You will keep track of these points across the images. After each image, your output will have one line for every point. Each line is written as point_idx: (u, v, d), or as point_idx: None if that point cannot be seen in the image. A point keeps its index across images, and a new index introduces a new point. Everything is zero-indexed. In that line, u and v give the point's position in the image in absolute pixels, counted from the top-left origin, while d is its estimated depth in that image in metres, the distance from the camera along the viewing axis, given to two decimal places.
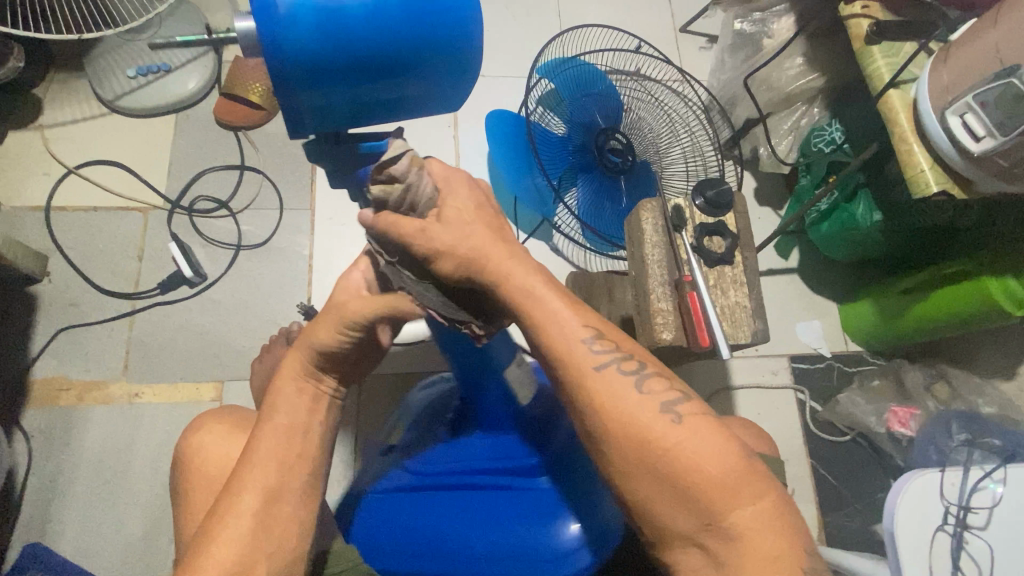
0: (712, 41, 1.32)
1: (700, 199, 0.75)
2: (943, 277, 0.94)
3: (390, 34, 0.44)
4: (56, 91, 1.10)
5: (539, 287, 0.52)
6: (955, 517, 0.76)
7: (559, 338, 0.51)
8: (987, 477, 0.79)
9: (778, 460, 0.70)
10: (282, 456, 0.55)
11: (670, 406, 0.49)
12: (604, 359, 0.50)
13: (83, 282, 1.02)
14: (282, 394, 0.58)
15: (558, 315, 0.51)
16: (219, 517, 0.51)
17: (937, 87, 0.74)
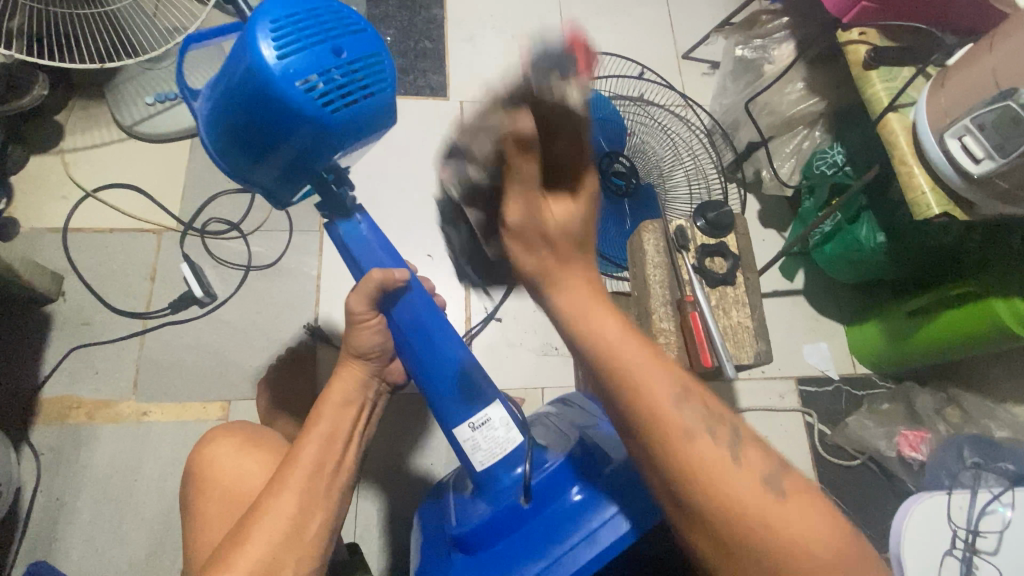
0: (714, 67, 1.34)
1: (702, 220, 0.76)
2: (952, 299, 0.93)
3: (249, 114, 0.51)
4: (76, 117, 1.14)
5: (611, 335, 0.47)
6: (963, 540, 0.79)
7: (644, 398, 0.45)
8: (995, 500, 0.80)
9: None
10: (322, 459, 0.60)
11: (768, 481, 0.44)
12: (690, 423, 0.45)
13: (96, 301, 1.04)
14: (327, 406, 0.65)
15: (644, 382, 0.45)
16: (247, 526, 0.54)
17: (936, 111, 0.75)
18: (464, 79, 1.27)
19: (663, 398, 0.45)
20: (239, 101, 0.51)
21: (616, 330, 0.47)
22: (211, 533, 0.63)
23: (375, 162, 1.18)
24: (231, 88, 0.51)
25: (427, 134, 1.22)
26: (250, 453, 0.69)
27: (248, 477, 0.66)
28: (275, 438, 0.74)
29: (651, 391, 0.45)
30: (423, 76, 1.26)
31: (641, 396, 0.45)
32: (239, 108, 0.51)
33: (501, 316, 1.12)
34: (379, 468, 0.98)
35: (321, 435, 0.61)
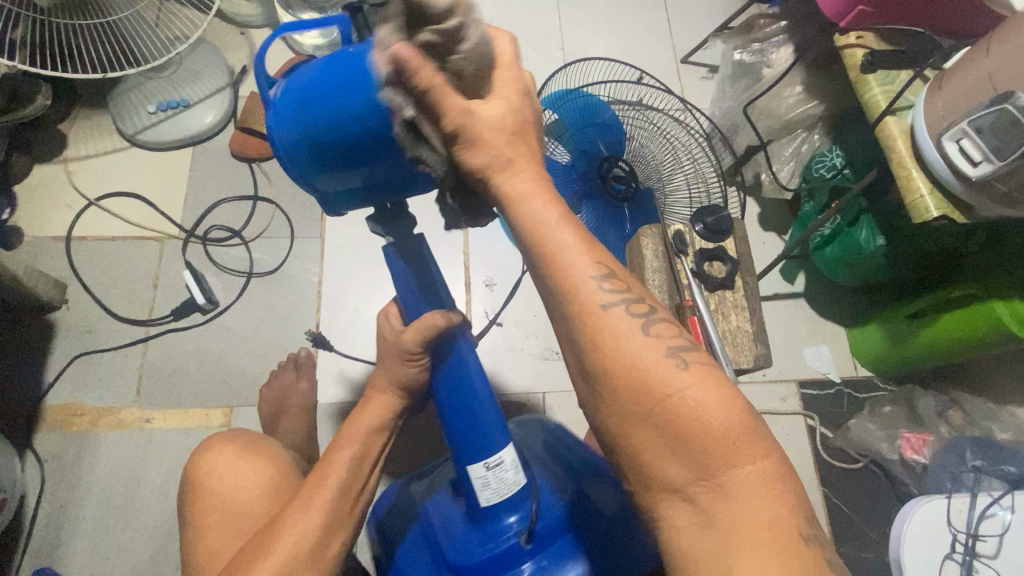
0: (713, 70, 1.35)
1: (700, 225, 0.76)
2: (952, 301, 0.93)
3: (331, 134, 0.45)
4: (79, 127, 1.15)
5: (549, 213, 0.44)
6: (963, 544, 0.79)
7: (562, 273, 0.43)
8: (995, 503, 0.80)
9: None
10: (348, 483, 0.60)
11: (675, 351, 0.43)
12: (611, 297, 0.43)
13: (99, 309, 1.04)
14: (359, 424, 0.65)
15: (563, 253, 0.43)
16: (272, 539, 0.54)
17: (933, 115, 0.75)
18: None
19: (580, 275, 0.43)
20: (323, 116, 0.45)
21: (571, 232, 0.44)
22: (208, 545, 0.63)
23: None
24: (317, 104, 0.45)
25: None
26: (249, 460, 0.69)
27: (246, 486, 0.66)
28: (272, 445, 0.74)
29: (567, 265, 0.43)
30: None
31: (558, 277, 0.44)
32: (323, 126, 0.45)
33: (502, 321, 1.12)
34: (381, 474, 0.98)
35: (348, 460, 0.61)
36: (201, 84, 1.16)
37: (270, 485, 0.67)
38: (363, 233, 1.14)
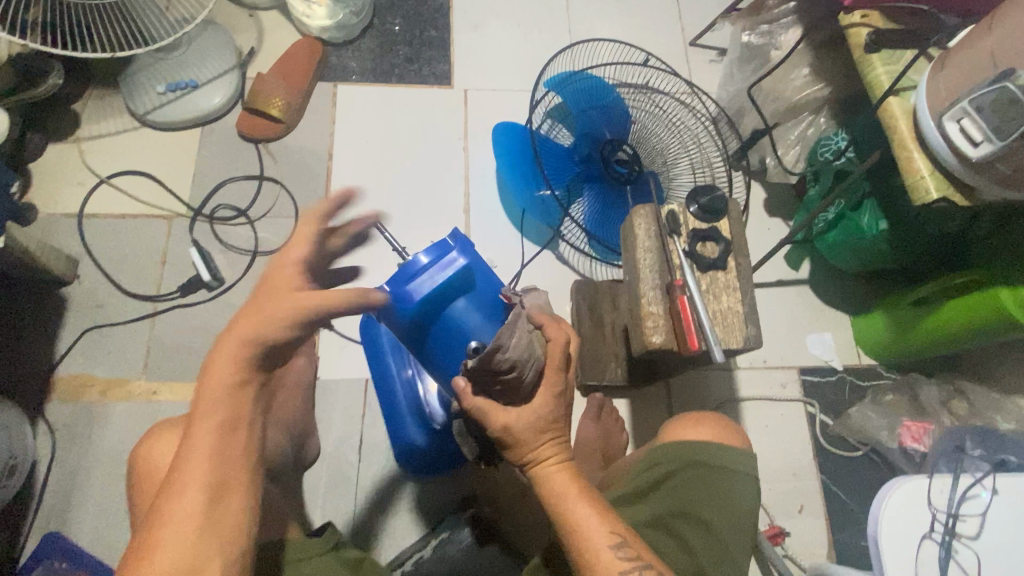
0: (722, 54, 1.33)
1: (695, 205, 0.75)
2: (955, 288, 0.92)
3: (425, 347, 0.69)
4: (92, 106, 1.17)
5: (567, 496, 0.59)
6: (943, 524, 0.67)
7: (587, 548, 0.57)
8: (977, 483, 0.69)
9: (747, 452, 0.70)
10: (227, 437, 0.54)
11: None
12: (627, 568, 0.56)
13: (109, 285, 1.07)
14: (211, 387, 0.53)
15: (588, 532, 0.57)
16: (155, 525, 0.51)
17: (935, 95, 0.73)
18: (468, 66, 1.28)
19: (602, 549, 0.56)
20: (433, 341, 0.68)
21: (588, 506, 0.58)
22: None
23: (378, 150, 1.20)
24: (434, 333, 0.67)
25: (430, 122, 1.23)
26: (181, 442, 0.66)
27: (179, 465, 0.64)
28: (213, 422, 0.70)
29: (591, 540, 0.57)
30: (428, 65, 1.27)
31: (585, 547, 0.57)
32: (426, 342, 0.68)
33: None
34: (381, 451, 1.00)
35: (211, 439, 0.53)
36: (209, 65, 1.18)
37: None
38: (366, 215, 1.15)
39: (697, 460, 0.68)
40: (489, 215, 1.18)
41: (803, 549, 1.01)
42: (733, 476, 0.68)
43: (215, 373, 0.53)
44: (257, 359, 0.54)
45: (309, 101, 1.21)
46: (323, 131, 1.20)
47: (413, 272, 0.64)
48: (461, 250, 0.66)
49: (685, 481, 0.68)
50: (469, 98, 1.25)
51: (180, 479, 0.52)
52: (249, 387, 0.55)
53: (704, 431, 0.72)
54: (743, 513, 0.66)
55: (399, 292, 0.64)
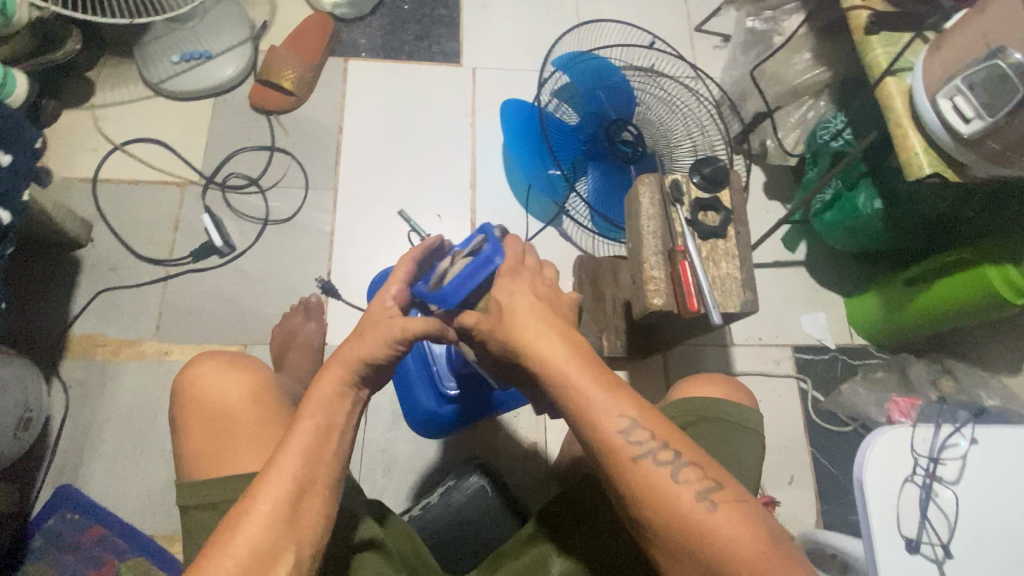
0: (726, 39, 1.36)
1: (698, 176, 0.79)
2: (947, 266, 0.95)
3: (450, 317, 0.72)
4: (107, 74, 1.19)
5: (571, 380, 0.55)
6: (924, 468, 0.60)
7: (598, 430, 0.53)
8: (956, 432, 0.63)
9: (755, 411, 0.73)
10: (311, 464, 0.54)
11: (705, 495, 0.51)
12: (640, 449, 0.52)
13: (122, 248, 1.10)
14: (321, 389, 0.57)
15: (594, 410, 0.53)
16: (242, 513, 0.51)
17: (931, 74, 0.76)
18: (477, 45, 1.30)
19: (610, 432, 0.53)
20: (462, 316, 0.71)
21: (595, 385, 0.54)
22: (210, 459, 0.62)
23: (388, 124, 1.22)
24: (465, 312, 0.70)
25: (438, 98, 1.25)
26: (231, 376, 0.67)
27: (226, 399, 0.64)
28: (258, 363, 0.71)
29: (600, 422, 0.53)
30: (437, 43, 1.29)
31: (593, 430, 0.53)
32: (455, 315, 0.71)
33: None
34: (386, 414, 1.03)
35: (308, 438, 0.55)
36: (223, 36, 1.20)
37: (257, 396, 0.66)
38: (375, 187, 1.18)
39: (708, 414, 0.71)
40: (494, 190, 1.21)
41: (792, 518, 1.04)
42: (740, 431, 0.71)
43: (316, 396, 0.57)
44: (350, 393, 0.59)
45: (320, 75, 1.23)
46: (334, 105, 1.22)
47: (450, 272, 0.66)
48: (496, 251, 0.65)
49: (695, 435, 0.70)
50: (477, 76, 1.27)
51: (256, 495, 0.52)
52: (341, 414, 0.58)
53: (714, 388, 0.75)
54: (747, 466, 0.69)
55: (439, 292, 0.66)
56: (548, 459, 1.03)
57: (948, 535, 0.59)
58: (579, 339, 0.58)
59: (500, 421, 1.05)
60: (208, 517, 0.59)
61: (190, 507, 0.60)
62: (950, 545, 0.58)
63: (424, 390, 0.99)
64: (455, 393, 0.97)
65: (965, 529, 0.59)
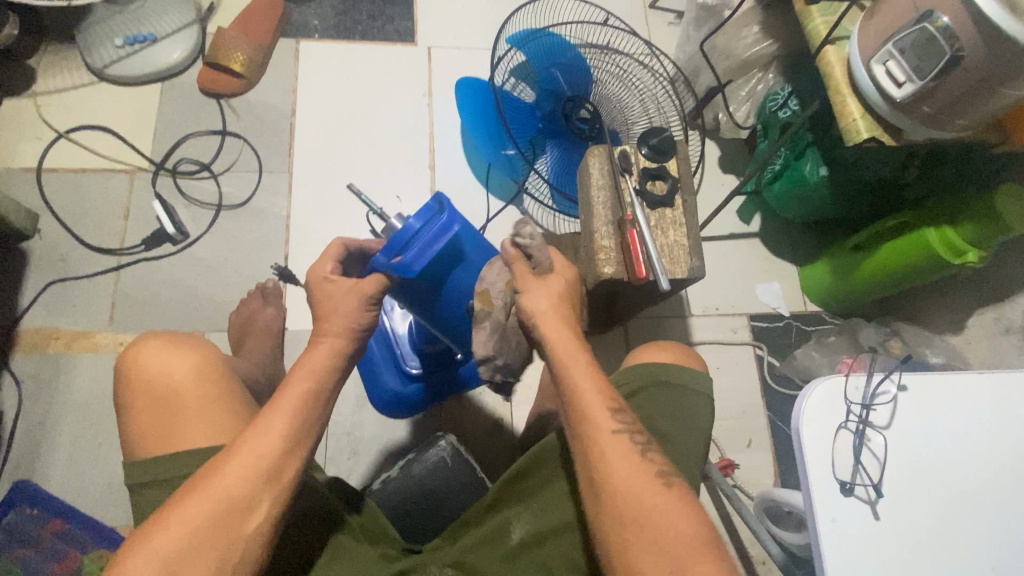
0: (680, 16, 1.37)
1: (646, 147, 0.79)
2: (891, 231, 0.99)
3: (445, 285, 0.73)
4: (48, 60, 1.15)
5: (573, 364, 0.60)
6: (857, 414, 0.63)
7: (585, 406, 0.58)
8: (889, 380, 0.66)
9: (704, 374, 0.75)
10: (300, 419, 0.56)
11: (663, 473, 0.55)
12: (617, 425, 0.57)
13: (72, 239, 1.07)
14: (311, 359, 0.60)
15: (582, 388, 0.58)
16: (223, 458, 0.53)
17: (866, 40, 0.78)
18: (431, 25, 1.29)
19: (596, 410, 0.57)
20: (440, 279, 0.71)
21: (590, 375, 0.59)
22: (158, 436, 0.62)
23: (344, 105, 1.21)
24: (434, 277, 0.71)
25: (395, 79, 1.24)
26: (177, 353, 0.66)
27: (172, 376, 0.64)
28: (205, 341, 0.70)
29: (585, 400, 0.58)
30: (391, 22, 1.28)
31: (581, 402, 0.58)
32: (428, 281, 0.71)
33: None
34: (350, 396, 1.03)
35: (297, 397, 0.57)
36: (168, 18, 1.17)
37: (203, 370, 0.65)
38: (331, 170, 1.16)
39: (660, 376, 0.73)
40: (453, 171, 1.21)
41: (752, 480, 1.08)
42: (693, 394, 0.73)
43: (311, 361, 0.59)
44: (337, 366, 0.61)
45: (270, 56, 1.21)
46: (286, 87, 1.20)
47: (407, 241, 0.65)
48: (451, 217, 0.68)
49: (648, 398, 0.72)
50: (432, 56, 1.26)
51: (245, 440, 0.54)
52: (330, 380, 0.60)
53: (667, 353, 0.77)
54: (699, 426, 0.71)
55: (399, 262, 0.64)
56: (513, 435, 1.04)
57: (879, 475, 0.62)
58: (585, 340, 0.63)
59: (465, 398, 1.06)
60: (162, 493, 0.59)
61: (139, 487, 0.59)
62: (880, 484, 0.61)
63: (388, 366, 0.99)
64: (419, 371, 0.98)
65: (898, 470, 0.63)
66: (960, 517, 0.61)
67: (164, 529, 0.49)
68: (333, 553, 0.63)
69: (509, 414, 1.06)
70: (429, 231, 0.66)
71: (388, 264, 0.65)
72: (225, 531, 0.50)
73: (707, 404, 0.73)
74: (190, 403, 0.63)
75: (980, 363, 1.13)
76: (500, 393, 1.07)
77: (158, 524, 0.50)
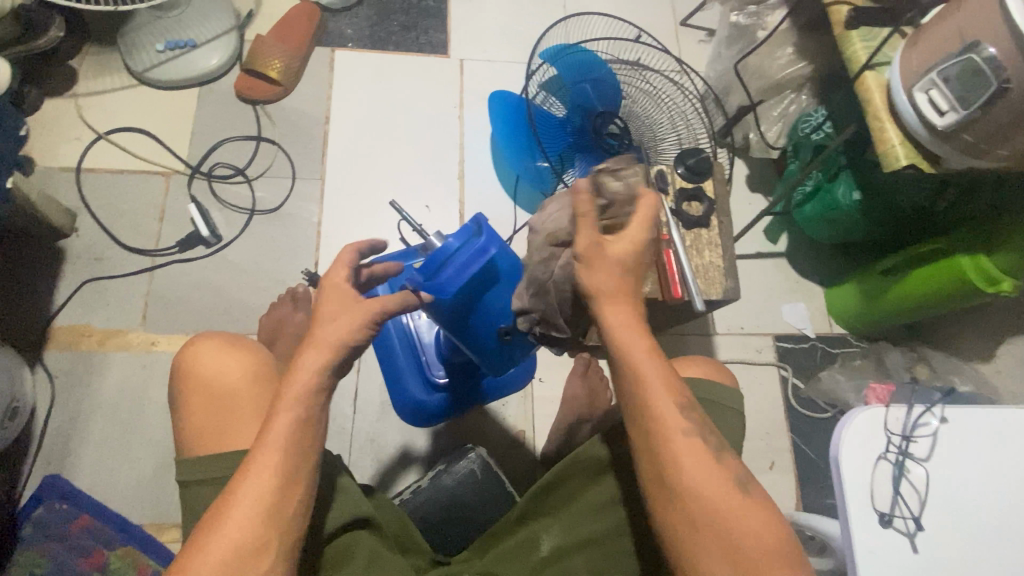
0: (711, 33, 1.37)
1: (682, 167, 0.80)
2: (924, 257, 0.98)
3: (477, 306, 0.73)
4: (90, 62, 1.18)
5: (625, 319, 0.56)
6: (897, 446, 0.63)
7: (632, 360, 0.55)
8: (929, 412, 0.65)
9: (733, 390, 0.74)
10: (307, 423, 0.54)
11: (704, 434, 0.54)
12: (665, 386, 0.55)
13: (108, 238, 1.09)
14: (310, 358, 0.56)
15: (629, 339, 0.56)
16: (240, 475, 0.52)
17: (908, 68, 0.79)
18: (464, 37, 1.30)
19: (637, 357, 0.55)
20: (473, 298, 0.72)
21: (634, 324, 0.57)
22: (212, 434, 0.62)
23: (376, 114, 1.22)
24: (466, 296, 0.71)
25: (427, 90, 1.25)
26: (233, 354, 0.67)
27: (228, 376, 0.65)
28: (257, 343, 0.72)
29: (630, 350, 0.55)
30: (425, 34, 1.29)
31: (624, 350, 0.56)
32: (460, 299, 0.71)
33: None
34: (375, 403, 1.04)
35: (303, 402, 0.54)
36: (208, 25, 1.19)
37: (257, 373, 0.66)
38: (363, 178, 1.18)
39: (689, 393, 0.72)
40: (483, 182, 1.22)
41: (774, 502, 1.07)
42: (728, 416, 0.72)
43: (296, 384, 0.55)
44: (341, 361, 0.57)
45: (306, 64, 1.23)
46: (320, 95, 1.22)
47: (446, 260, 0.67)
48: (490, 241, 0.69)
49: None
50: (464, 68, 1.28)
51: (259, 453, 0.52)
52: (319, 402, 0.55)
53: (697, 369, 0.77)
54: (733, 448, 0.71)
55: (433, 282, 0.67)
56: (536, 447, 1.05)
57: (920, 509, 0.61)
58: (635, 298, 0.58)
59: (488, 409, 1.06)
60: (209, 493, 0.60)
61: (191, 484, 0.60)
62: (921, 517, 0.61)
63: (414, 377, 1.00)
64: (444, 382, 0.99)
65: (937, 504, 0.62)
66: (999, 553, 0.60)
67: (200, 554, 0.49)
68: (369, 560, 0.63)
69: (532, 427, 1.06)
70: (468, 254, 0.68)
71: (424, 280, 0.68)
72: (261, 545, 0.50)
73: (740, 426, 0.73)
74: (245, 403, 0.64)
75: (1008, 392, 1.12)
76: (523, 405, 1.07)
77: (193, 550, 0.49)
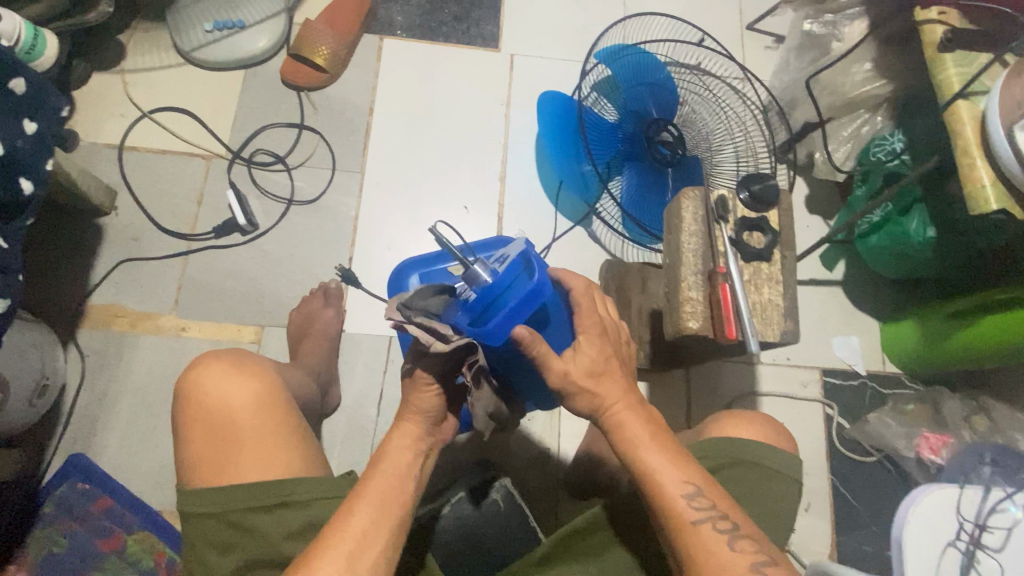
0: (779, 40, 1.29)
1: (746, 193, 0.74)
2: (1000, 303, 0.89)
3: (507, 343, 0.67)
4: (139, 38, 1.16)
5: (642, 441, 0.58)
6: (968, 534, 0.60)
7: (665, 497, 0.56)
8: (1004, 499, 0.63)
9: (790, 455, 0.69)
10: (386, 500, 0.56)
11: (759, 568, 0.53)
12: (700, 515, 0.54)
13: (145, 219, 1.08)
14: (392, 448, 0.59)
15: (660, 476, 0.56)
16: (315, 551, 0.53)
17: (1010, 100, 0.71)
18: (517, 31, 1.25)
19: (675, 497, 0.55)
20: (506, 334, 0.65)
21: (665, 454, 0.57)
22: (212, 466, 0.61)
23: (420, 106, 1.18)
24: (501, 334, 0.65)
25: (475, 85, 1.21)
26: (237, 378, 0.64)
27: (230, 405, 0.62)
28: (265, 364, 0.69)
29: (666, 486, 0.56)
30: (476, 26, 1.24)
31: (657, 490, 0.56)
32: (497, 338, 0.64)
33: None
34: None
35: (390, 481, 0.57)
36: (257, 6, 1.17)
37: (261, 402, 0.63)
38: (402, 174, 1.14)
39: (746, 457, 0.68)
40: (524, 185, 1.17)
41: (805, 546, 1.02)
42: (774, 477, 0.67)
43: (377, 468, 0.58)
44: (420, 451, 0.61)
45: (354, 52, 1.19)
46: (365, 85, 1.19)
47: (496, 300, 0.62)
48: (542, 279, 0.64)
49: (728, 477, 0.67)
50: (515, 63, 1.23)
51: (340, 519, 0.54)
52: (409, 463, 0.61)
53: (751, 431, 0.71)
54: (778, 508, 0.66)
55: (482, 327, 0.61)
56: (560, 467, 1.01)
57: None
58: (646, 402, 0.60)
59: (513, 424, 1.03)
60: (206, 526, 0.59)
61: (189, 517, 0.59)
62: None
63: None
64: None
65: None
66: None
67: None
68: None
69: (558, 446, 1.02)
70: (518, 291, 0.63)
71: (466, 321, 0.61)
72: None
73: (789, 484, 0.68)
74: (245, 438, 0.62)
75: None
76: (550, 423, 1.03)
77: None
